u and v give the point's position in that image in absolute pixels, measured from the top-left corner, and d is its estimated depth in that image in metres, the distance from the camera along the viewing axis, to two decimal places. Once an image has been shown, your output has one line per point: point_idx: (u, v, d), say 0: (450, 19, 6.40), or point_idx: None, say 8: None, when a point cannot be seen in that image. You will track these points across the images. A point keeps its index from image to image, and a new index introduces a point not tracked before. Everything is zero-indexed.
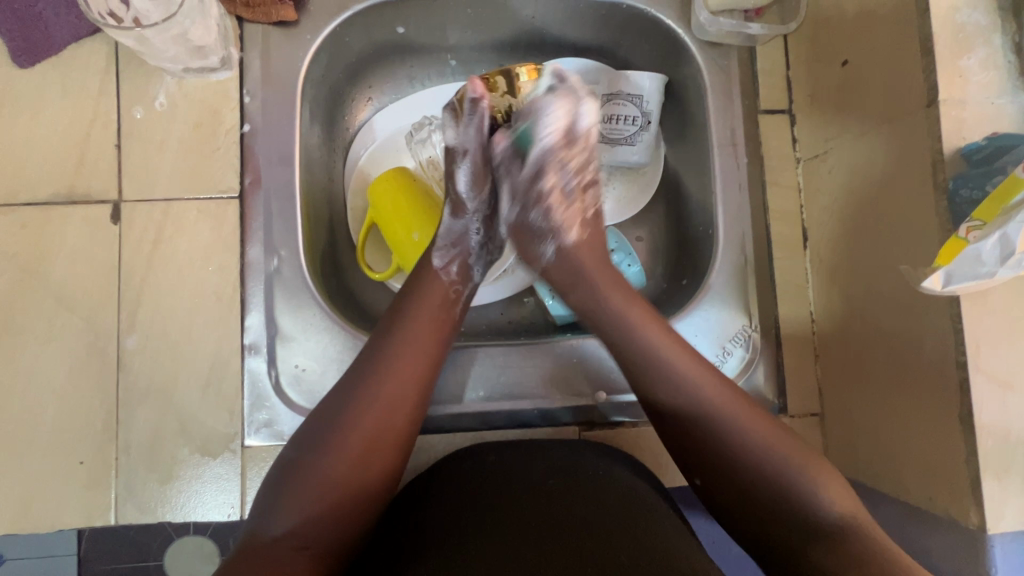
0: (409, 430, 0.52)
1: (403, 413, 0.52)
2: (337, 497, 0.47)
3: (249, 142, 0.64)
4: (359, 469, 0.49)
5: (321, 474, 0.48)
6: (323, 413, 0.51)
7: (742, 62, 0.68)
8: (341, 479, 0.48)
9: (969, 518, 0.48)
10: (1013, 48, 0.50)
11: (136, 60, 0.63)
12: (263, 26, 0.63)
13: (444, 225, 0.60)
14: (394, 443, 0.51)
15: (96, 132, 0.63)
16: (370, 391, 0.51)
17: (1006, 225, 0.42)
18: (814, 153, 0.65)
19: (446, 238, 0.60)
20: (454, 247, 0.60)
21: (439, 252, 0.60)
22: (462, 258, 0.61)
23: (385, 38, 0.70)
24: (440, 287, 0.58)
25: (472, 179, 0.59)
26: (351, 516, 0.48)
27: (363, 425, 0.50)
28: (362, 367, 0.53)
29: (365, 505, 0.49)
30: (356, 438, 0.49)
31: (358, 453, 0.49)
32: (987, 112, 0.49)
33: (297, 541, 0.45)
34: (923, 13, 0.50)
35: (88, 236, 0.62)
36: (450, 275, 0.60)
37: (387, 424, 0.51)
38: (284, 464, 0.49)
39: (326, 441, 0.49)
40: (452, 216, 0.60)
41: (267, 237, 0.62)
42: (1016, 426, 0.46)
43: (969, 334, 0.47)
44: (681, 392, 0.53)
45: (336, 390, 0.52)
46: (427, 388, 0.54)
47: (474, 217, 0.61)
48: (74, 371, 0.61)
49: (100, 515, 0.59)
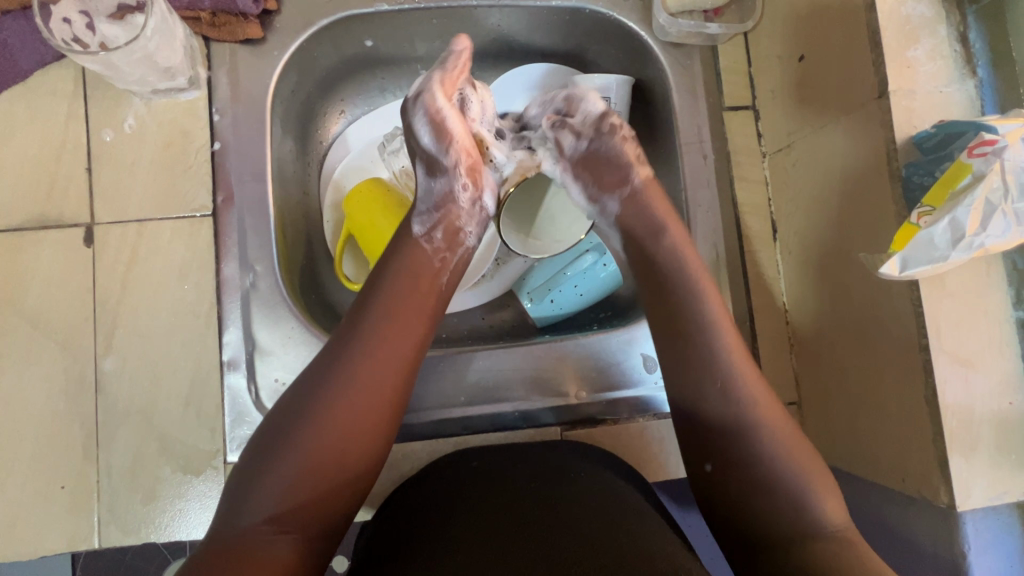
0: (394, 412, 0.50)
1: (384, 393, 0.50)
2: (320, 480, 0.46)
3: (220, 160, 0.64)
4: (339, 453, 0.47)
5: (300, 457, 0.46)
6: (297, 394, 0.49)
7: (705, 60, 0.70)
8: (321, 462, 0.46)
9: (939, 496, 0.49)
10: (958, 38, 0.51)
11: (102, 83, 0.64)
12: (230, 44, 0.64)
13: (425, 188, 0.58)
14: (380, 423, 0.49)
15: (67, 155, 0.63)
16: (348, 369, 0.49)
17: (955, 210, 0.44)
18: (778, 147, 0.67)
19: (429, 204, 0.58)
20: (438, 211, 0.58)
21: (420, 217, 0.58)
22: (445, 220, 0.58)
23: (354, 51, 0.70)
24: (418, 262, 0.56)
25: (436, 132, 0.56)
26: (335, 498, 0.47)
27: (342, 404, 0.48)
28: (339, 347, 0.50)
29: (353, 487, 0.48)
30: (337, 419, 0.47)
31: (341, 432, 0.47)
32: (937, 101, 0.50)
33: (276, 525, 0.44)
34: (870, 9, 0.51)
35: (62, 261, 0.62)
36: (437, 242, 0.57)
37: (366, 404, 0.48)
38: (259, 447, 0.47)
39: (302, 421, 0.47)
40: (429, 176, 0.58)
41: (242, 254, 0.62)
42: (979, 404, 0.48)
43: (930, 317, 0.48)
44: (709, 360, 0.52)
45: (309, 371, 0.50)
46: (413, 368, 0.52)
47: (450, 173, 0.57)
48: (53, 397, 0.60)
49: (83, 539, 0.59)
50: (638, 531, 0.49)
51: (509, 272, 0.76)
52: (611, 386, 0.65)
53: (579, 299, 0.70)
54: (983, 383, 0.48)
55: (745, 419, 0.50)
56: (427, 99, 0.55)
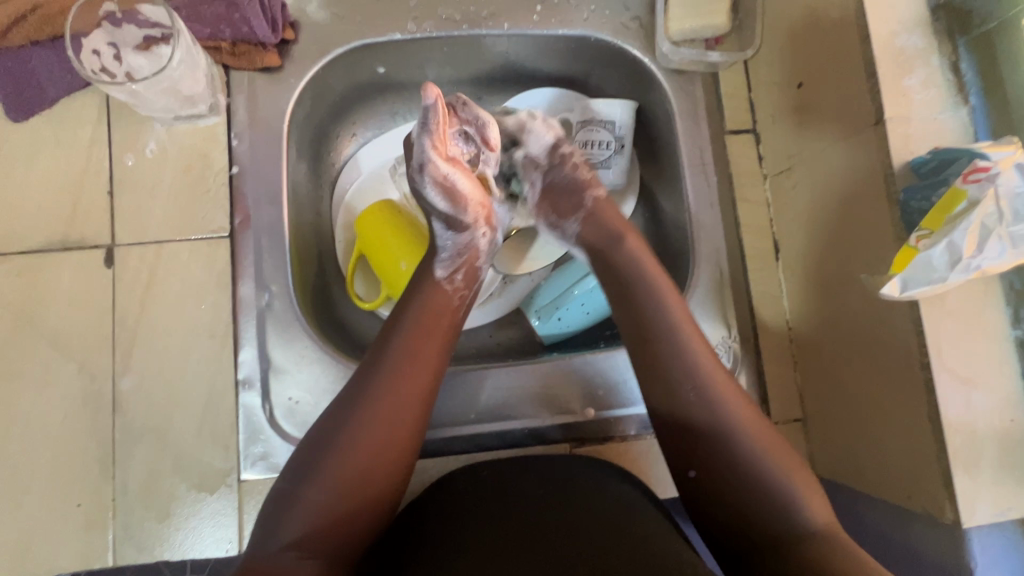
0: (411, 442, 0.52)
1: (409, 420, 0.51)
2: (343, 509, 0.48)
3: (237, 183, 0.66)
4: (360, 482, 0.48)
5: (324, 485, 0.48)
6: (322, 425, 0.51)
7: (706, 86, 0.72)
8: (347, 492, 0.48)
9: (945, 513, 0.50)
10: (950, 67, 0.53)
11: (126, 109, 0.66)
12: (249, 72, 0.66)
13: (445, 239, 0.61)
14: (397, 453, 0.50)
15: (89, 179, 0.65)
16: (372, 400, 0.50)
17: (952, 233, 0.46)
18: (779, 169, 0.69)
19: (452, 251, 0.61)
20: (458, 257, 0.61)
21: (443, 263, 0.60)
22: (468, 264, 0.61)
23: (366, 77, 0.73)
24: (433, 294, 0.58)
25: (449, 196, 0.59)
26: (357, 526, 0.48)
27: (367, 432, 0.49)
28: (359, 378, 0.52)
29: (374, 515, 0.49)
30: (358, 449, 0.49)
31: (362, 462, 0.49)
32: (932, 127, 0.52)
33: (304, 551, 0.46)
34: (864, 40, 0.54)
35: (83, 281, 0.63)
36: (457, 283, 0.60)
37: (392, 433, 0.50)
38: (289, 474, 0.49)
39: (328, 452, 0.49)
40: (448, 229, 0.61)
41: (257, 273, 0.63)
42: (981, 422, 0.49)
43: (930, 337, 0.49)
44: (691, 377, 0.53)
45: (334, 404, 0.52)
46: (429, 399, 0.53)
47: (472, 228, 0.61)
48: (70, 415, 0.61)
49: (97, 558, 0.60)
50: (644, 533, 0.51)
51: (516, 289, 0.77)
52: (618, 404, 0.66)
53: (586, 318, 0.72)
54: (985, 400, 0.49)
55: (733, 432, 0.51)
56: (425, 163, 0.58)
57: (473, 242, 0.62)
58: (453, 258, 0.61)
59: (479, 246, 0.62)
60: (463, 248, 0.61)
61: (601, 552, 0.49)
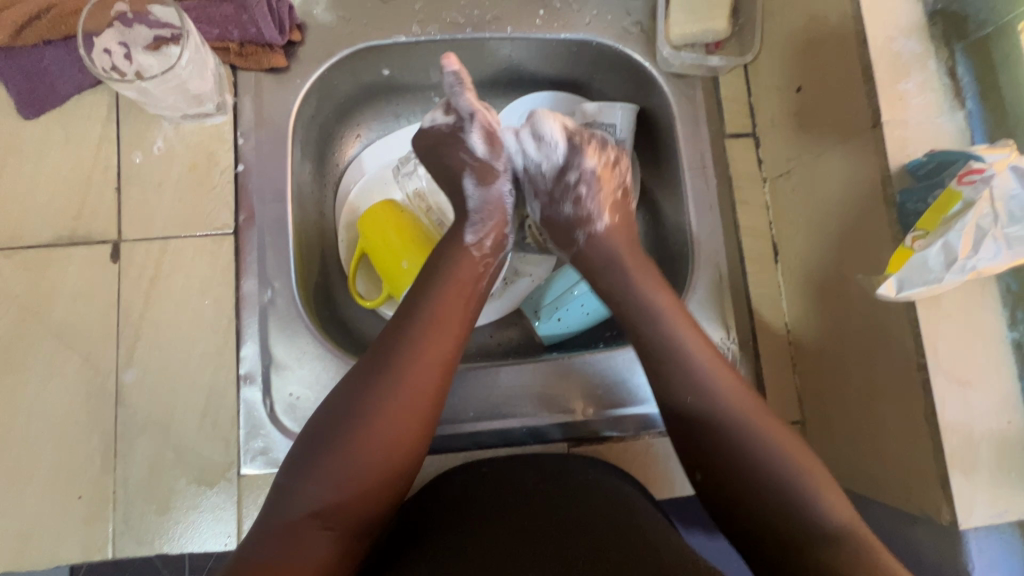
0: (434, 415, 0.52)
1: (429, 393, 0.52)
2: (365, 478, 0.48)
3: (243, 180, 0.67)
4: (383, 451, 0.49)
5: (347, 451, 0.48)
6: (345, 393, 0.51)
7: (706, 90, 0.73)
8: (368, 462, 0.48)
9: (942, 514, 0.50)
10: (947, 72, 0.54)
11: (135, 108, 0.67)
12: (256, 73, 0.68)
13: (477, 197, 0.64)
14: (420, 424, 0.51)
15: (98, 176, 0.66)
16: (397, 370, 0.51)
17: (947, 234, 0.46)
18: (778, 172, 0.69)
19: (479, 211, 0.64)
20: (489, 220, 0.63)
21: (473, 225, 0.63)
22: (498, 226, 0.64)
23: (371, 79, 0.74)
24: (456, 270, 0.59)
25: (489, 143, 0.65)
26: (377, 496, 0.49)
27: (388, 403, 0.50)
28: (383, 349, 0.53)
29: (394, 488, 0.50)
30: (381, 418, 0.49)
31: (385, 432, 0.49)
32: (928, 130, 0.53)
33: (323, 520, 0.46)
34: (862, 44, 0.54)
35: (89, 276, 0.64)
36: (486, 249, 0.62)
37: (410, 404, 0.51)
38: (309, 440, 0.50)
39: (352, 420, 0.49)
40: (480, 184, 0.64)
41: (261, 270, 0.64)
42: (978, 423, 0.49)
43: (927, 337, 0.49)
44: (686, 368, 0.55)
45: (356, 372, 0.52)
46: (451, 372, 0.54)
47: (502, 180, 0.65)
48: (74, 408, 0.62)
49: (97, 550, 0.60)
50: (649, 533, 0.50)
51: (518, 290, 0.78)
52: (616, 403, 0.67)
53: (585, 318, 0.72)
54: (982, 402, 0.49)
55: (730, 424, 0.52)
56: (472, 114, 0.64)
57: (505, 196, 0.65)
58: (488, 208, 0.64)
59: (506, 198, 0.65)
60: (496, 202, 0.64)
61: (602, 542, 0.49)
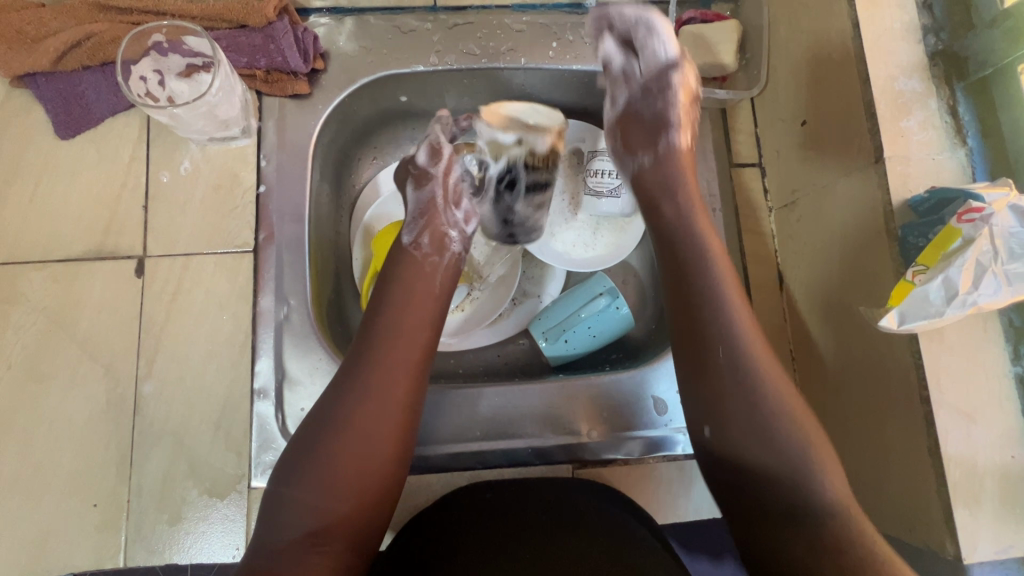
0: (406, 422, 0.54)
1: (400, 400, 0.54)
2: (348, 491, 0.49)
3: (264, 201, 0.69)
4: (361, 463, 0.50)
5: (325, 464, 0.49)
6: (322, 409, 0.53)
7: (714, 121, 0.75)
8: (349, 474, 0.49)
9: (945, 548, 0.50)
10: (948, 110, 0.55)
11: (164, 130, 0.70)
12: (280, 98, 0.71)
13: (414, 201, 0.66)
14: (393, 431, 0.52)
15: (126, 194, 0.69)
16: (369, 382, 0.53)
17: (947, 269, 0.48)
18: (784, 202, 0.71)
19: (415, 212, 0.66)
20: (422, 218, 0.65)
21: (410, 227, 0.65)
22: (430, 225, 0.64)
23: (389, 105, 0.77)
24: (423, 283, 0.61)
25: (430, 152, 0.66)
26: (362, 510, 0.50)
27: (361, 413, 0.51)
28: (356, 362, 0.55)
29: (378, 501, 0.51)
30: (356, 429, 0.51)
31: (361, 443, 0.51)
32: (930, 167, 0.54)
33: (316, 538, 0.47)
34: (865, 83, 0.56)
35: (114, 290, 0.67)
36: (423, 247, 0.63)
37: (381, 412, 0.52)
38: (291, 457, 0.51)
39: (330, 433, 0.51)
40: (417, 188, 0.66)
41: (278, 288, 0.67)
42: (981, 457, 0.49)
43: (929, 370, 0.50)
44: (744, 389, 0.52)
45: (332, 387, 0.54)
46: (421, 378, 0.56)
47: (436, 183, 0.66)
48: (94, 417, 0.64)
49: (109, 558, 0.61)
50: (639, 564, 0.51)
51: (526, 310, 0.80)
52: (620, 427, 0.67)
53: (593, 340, 0.73)
54: (984, 436, 0.49)
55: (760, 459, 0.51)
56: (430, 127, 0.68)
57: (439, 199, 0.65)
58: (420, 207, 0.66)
59: (444, 200, 0.66)
60: (426, 203, 0.65)
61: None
